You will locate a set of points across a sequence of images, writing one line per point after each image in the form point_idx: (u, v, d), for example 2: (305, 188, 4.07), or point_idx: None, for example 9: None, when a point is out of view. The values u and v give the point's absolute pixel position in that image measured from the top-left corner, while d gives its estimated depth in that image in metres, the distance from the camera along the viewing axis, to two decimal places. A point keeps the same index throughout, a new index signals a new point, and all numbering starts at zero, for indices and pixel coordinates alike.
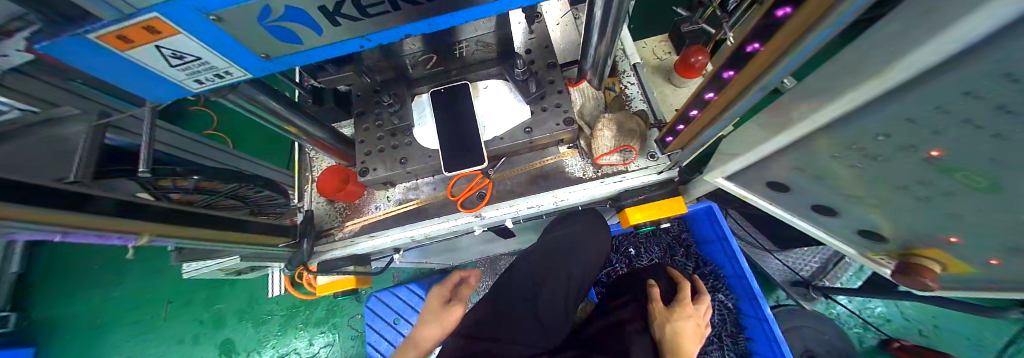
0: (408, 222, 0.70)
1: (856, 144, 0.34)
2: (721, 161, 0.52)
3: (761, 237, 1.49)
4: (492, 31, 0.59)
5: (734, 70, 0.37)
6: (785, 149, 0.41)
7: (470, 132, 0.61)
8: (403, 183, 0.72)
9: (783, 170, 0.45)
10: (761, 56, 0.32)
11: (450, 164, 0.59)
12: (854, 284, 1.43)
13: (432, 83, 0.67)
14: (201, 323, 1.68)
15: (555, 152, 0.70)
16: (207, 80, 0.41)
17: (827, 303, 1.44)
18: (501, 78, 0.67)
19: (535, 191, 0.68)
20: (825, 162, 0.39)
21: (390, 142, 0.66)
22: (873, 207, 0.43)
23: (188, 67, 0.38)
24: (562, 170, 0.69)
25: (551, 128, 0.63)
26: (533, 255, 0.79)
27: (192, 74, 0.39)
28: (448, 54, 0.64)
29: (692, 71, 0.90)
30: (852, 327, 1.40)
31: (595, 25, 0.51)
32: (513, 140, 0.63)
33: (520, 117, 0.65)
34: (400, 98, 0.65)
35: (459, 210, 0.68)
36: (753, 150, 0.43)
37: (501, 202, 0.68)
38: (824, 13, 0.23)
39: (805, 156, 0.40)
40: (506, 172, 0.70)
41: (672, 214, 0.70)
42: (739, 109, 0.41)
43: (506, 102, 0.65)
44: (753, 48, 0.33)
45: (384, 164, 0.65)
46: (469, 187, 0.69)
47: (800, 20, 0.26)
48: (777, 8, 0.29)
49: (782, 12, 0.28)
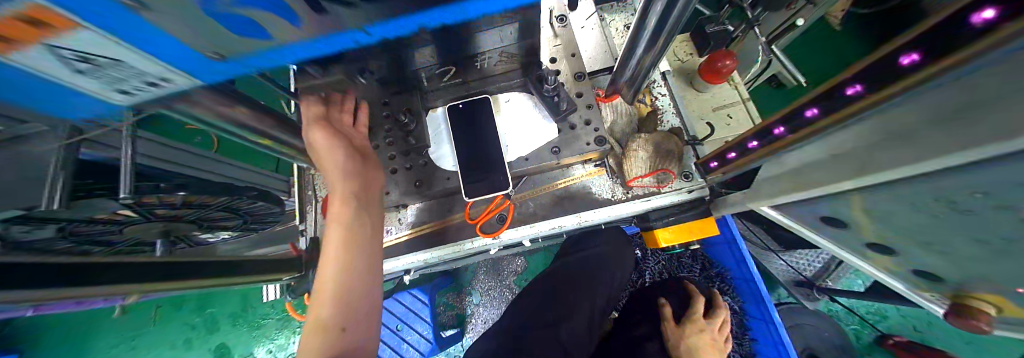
0: (421, 246, 0.65)
1: (945, 197, 0.31)
2: (770, 190, 0.50)
3: (767, 238, 1.49)
4: (517, 42, 0.53)
5: (820, 109, 0.33)
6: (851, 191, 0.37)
7: (492, 153, 0.57)
8: (416, 205, 0.67)
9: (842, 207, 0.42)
10: (860, 103, 0.28)
11: (471, 190, 0.56)
12: (858, 286, 1.45)
13: (449, 96, 0.62)
14: (193, 328, 1.61)
15: (581, 170, 0.66)
16: (129, 89, 0.27)
17: (826, 302, 1.47)
18: (523, 91, 0.62)
19: (559, 212, 0.64)
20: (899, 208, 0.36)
21: (403, 162, 0.61)
22: (935, 251, 0.40)
23: (97, 73, 0.24)
24: (588, 190, 0.64)
25: (580, 148, 0.58)
26: (552, 279, 0.76)
27: (99, 79, 0.25)
28: (468, 65, 0.58)
29: (719, 77, 0.84)
30: (850, 323, 1.44)
31: (641, 38, 0.46)
32: (539, 161, 0.58)
33: (547, 135, 0.60)
34: (415, 114, 0.60)
35: (478, 234, 0.63)
36: (816, 188, 0.41)
37: (524, 226, 0.64)
38: (965, 65, 0.20)
39: (874, 200, 0.37)
40: (527, 192, 0.66)
41: (702, 236, 0.67)
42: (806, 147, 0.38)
43: (531, 119, 0.61)
44: (853, 90, 0.29)
45: (398, 187, 0.60)
46: (489, 209, 0.64)
47: (920, 75, 0.23)
48: (905, 54, 0.24)
49: (908, 59, 0.24)
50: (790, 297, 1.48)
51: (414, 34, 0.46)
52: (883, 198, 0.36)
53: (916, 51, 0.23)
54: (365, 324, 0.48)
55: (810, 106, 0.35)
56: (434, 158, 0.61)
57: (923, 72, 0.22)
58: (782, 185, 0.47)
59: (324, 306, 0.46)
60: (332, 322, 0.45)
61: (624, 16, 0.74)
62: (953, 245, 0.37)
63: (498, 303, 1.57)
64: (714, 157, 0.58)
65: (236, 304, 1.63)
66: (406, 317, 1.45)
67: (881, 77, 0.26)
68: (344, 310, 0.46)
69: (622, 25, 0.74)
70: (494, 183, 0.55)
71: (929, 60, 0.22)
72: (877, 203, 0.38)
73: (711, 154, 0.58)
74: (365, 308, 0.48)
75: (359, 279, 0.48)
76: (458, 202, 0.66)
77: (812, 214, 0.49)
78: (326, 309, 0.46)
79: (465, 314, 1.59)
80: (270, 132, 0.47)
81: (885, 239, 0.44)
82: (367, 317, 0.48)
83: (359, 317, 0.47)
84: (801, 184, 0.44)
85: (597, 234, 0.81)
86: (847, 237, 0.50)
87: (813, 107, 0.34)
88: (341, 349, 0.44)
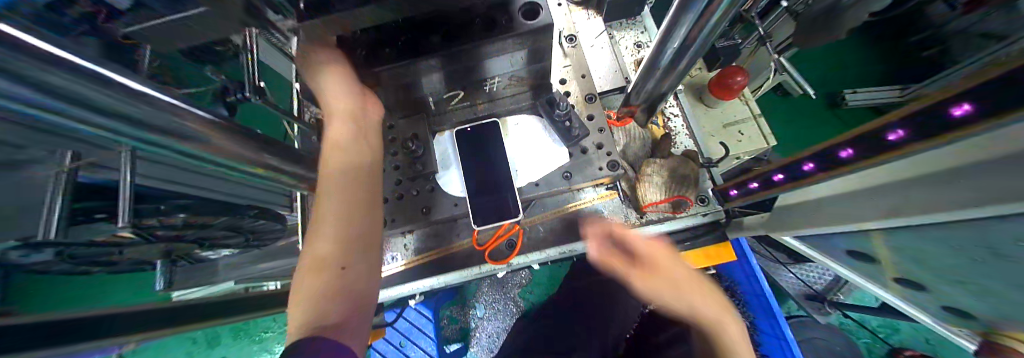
0: (427, 272, 0.63)
1: (991, 245, 0.29)
2: (799, 218, 0.48)
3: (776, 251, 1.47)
4: (526, 67, 0.52)
5: (855, 150, 0.31)
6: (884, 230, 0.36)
7: (503, 181, 0.55)
8: (422, 230, 0.65)
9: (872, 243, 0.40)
10: (903, 150, 0.26)
11: (480, 217, 0.54)
12: (871, 302, 1.41)
13: (458, 119, 0.61)
14: (193, 342, 1.54)
15: (591, 193, 0.64)
16: None
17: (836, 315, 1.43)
18: (532, 113, 0.61)
19: (569, 237, 0.62)
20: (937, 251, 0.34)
21: (411, 187, 0.59)
22: (974, 293, 0.38)
23: None
24: (600, 215, 0.62)
25: (592, 173, 0.56)
26: (566, 303, 0.78)
27: None
28: (476, 88, 0.57)
29: (730, 93, 0.82)
30: (861, 336, 1.40)
31: (659, 62, 0.45)
32: (550, 187, 0.57)
33: (558, 160, 0.58)
34: (421, 139, 0.58)
35: (486, 261, 0.62)
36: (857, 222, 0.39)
37: (534, 252, 0.61)
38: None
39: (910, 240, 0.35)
40: (537, 216, 0.64)
41: (718, 261, 0.65)
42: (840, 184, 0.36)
43: (541, 142, 0.59)
44: (895, 136, 0.27)
45: (404, 214, 0.58)
46: (498, 234, 0.62)
47: (975, 129, 0.21)
48: (956, 104, 0.21)
49: (959, 109, 0.21)
50: (800, 310, 1.44)
51: (421, 62, 0.45)
52: (922, 236, 0.34)
53: (966, 101, 0.21)
54: (367, 265, 0.44)
55: (845, 146, 0.33)
56: (442, 184, 0.59)
57: (974, 126, 0.20)
58: (812, 218, 0.45)
59: (324, 242, 0.42)
60: (333, 259, 0.41)
61: (633, 33, 0.74)
62: (992, 290, 0.35)
63: (503, 316, 1.53)
64: (734, 185, 0.56)
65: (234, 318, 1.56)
66: (410, 334, 1.43)
67: (925, 125, 0.24)
68: (346, 246, 0.42)
69: (632, 43, 0.72)
70: (505, 211, 0.53)
71: (984, 115, 0.20)
72: (915, 241, 0.36)
73: (731, 182, 0.57)
74: (368, 246, 0.44)
75: (366, 214, 0.45)
76: (465, 228, 0.64)
77: (841, 245, 0.47)
78: (326, 244, 0.42)
79: (468, 328, 1.54)
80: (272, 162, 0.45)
81: (913, 273, 0.42)
82: (370, 255, 0.45)
83: (361, 254, 0.43)
84: (834, 216, 0.42)
85: None
86: (873, 267, 0.48)
87: (848, 147, 0.32)
88: (341, 287, 0.41)
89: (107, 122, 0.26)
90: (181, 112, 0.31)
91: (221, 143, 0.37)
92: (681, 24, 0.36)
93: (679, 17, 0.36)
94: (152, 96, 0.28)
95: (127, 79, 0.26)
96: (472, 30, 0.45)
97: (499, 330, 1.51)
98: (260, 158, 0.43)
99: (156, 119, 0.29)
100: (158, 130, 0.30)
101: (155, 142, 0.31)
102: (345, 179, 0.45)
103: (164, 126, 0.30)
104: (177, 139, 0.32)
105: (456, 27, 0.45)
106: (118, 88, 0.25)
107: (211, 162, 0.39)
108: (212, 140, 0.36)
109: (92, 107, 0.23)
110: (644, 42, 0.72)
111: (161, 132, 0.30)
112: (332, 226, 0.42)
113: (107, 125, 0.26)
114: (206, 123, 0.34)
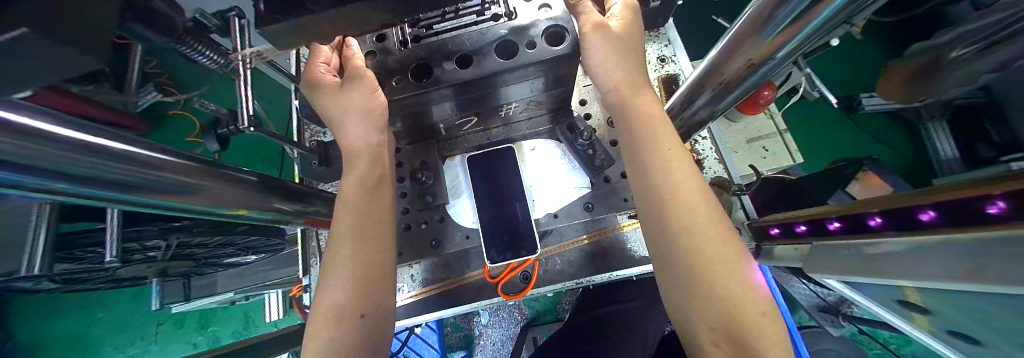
0: (438, 305, 0.60)
1: None
2: (838, 264, 0.42)
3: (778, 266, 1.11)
4: (543, 92, 0.50)
5: (937, 215, 0.27)
6: (944, 295, 0.32)
7: (519, 214, 0.51)
8: (430, 260, 0.63)
9: (922, 298, 0.37)
10: (1000, 227, 0.22)
11: (495, 253, 0.49)
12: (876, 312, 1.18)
13: (472, 146, 0.60)
14: (194, 347, 1.42)
15: (612, 222, 0.60)
16: None
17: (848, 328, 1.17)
18: (549, 137, 0.59)
19: (589, 272, 0.58)
20: (1012, 328, 0.30)
21: (419, 218, 0.55)
22: None
23: None
24: (623, 246, 0.58)
25: (617, 205, 0.51)
26: (576, 339, 0.74)
27: None
28: (492, 114, 0.55)
29: (755, 107, 0.78)
30: (871, 347, 1.17)
31: (701, 88, 0.41)
32: (570, 219, 0.52)
33: (579, 190, 0.55)
34: (431, 168, 0.56)
35: (500, 295, 0.59)
36: (894, 278, 0.33)
37: (550, 285, 0.58)
38: None
39: (975, 310, 0.32)
40: (553, 248, 0.61)
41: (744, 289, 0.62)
42: (891, 245, 0.33)
43: (557, 168, 0.57)
44: (994, 209, 0.22)
45: (412, 247, 0.53)
46: (513, 267, 0.60)
47: None
48: None
49: None
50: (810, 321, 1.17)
51: (433, 92, 0.42)
52: (966, 298, 0.30)
53: None
54: (386, 308, 0.41)
55: (926, 207, 0.28)
56: (453, 214, 0.56)
57: None
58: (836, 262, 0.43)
59: (341, 286, 0.39)
60: (352, 306, 0.38)
61: (657, 46, 0.70)
62: None
63: (508, 324, 1.41)
64: (776, 224, 0.53)
65: (239, 322, 1.46)
66: (416, 344, 1.44)
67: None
68: (365, 291, 0.39)
69: (656, 57, 0.69)
70: (519, 244, 0.49)
71: None
72: (968, 307, 0.32)
73: (772, 220, 0.54)
74: (388, 289, 0.42)
75: (381, 250, 0.42)
76: (477, 258, 0.62)
77: (890, 295, 0.42)
78: (345, 292, 0.39)
79: (473, 335, 1.43)
80: (272, 200, 0.42)
81: (978, 336, 0.37)
82: (389, 299, 0.42)
83: (381, 299, 0.41)
84: (874, 267, 0.36)
85: (632, 284, 0.82)
86: (921, 316, 0.43)
87: (930, 209, 0.28)
88: (367, 336, 0.38)
89: (61, 184, 0.22)
90: (164, 165, 0.27)
91: (220, 192, 0.34)
92: (738, 55, 0.33)
93: (735, 51, 0.33)
94: (125, 151, 0.24)
95: (56, 124, 0.20)
96: (488, 58, 0.43)
97: (505, 338, 1.40)
98: (256, 199, 0.39)
99: (129, 178, 0.25)
100: (126, 187, 0.26)
101: (130, 199, 0.28)
102: (353, 212, 0.43)
103: (139, 182, 0.26)
104: (153, 193, 0.28)
105: (472, 54, 0.44)
106: (83, 146, 0.21)
107: (204, 211, 0.35)
108: (200, 190, 0.32)
109: (28, 167, 0.19)
110: (668, 56, 0.69)
111: (129, 189, 0.26)
112: (350, 269, 0.40)
113: (57, 187, 0.22)
114: (196, 172, 0.31)
